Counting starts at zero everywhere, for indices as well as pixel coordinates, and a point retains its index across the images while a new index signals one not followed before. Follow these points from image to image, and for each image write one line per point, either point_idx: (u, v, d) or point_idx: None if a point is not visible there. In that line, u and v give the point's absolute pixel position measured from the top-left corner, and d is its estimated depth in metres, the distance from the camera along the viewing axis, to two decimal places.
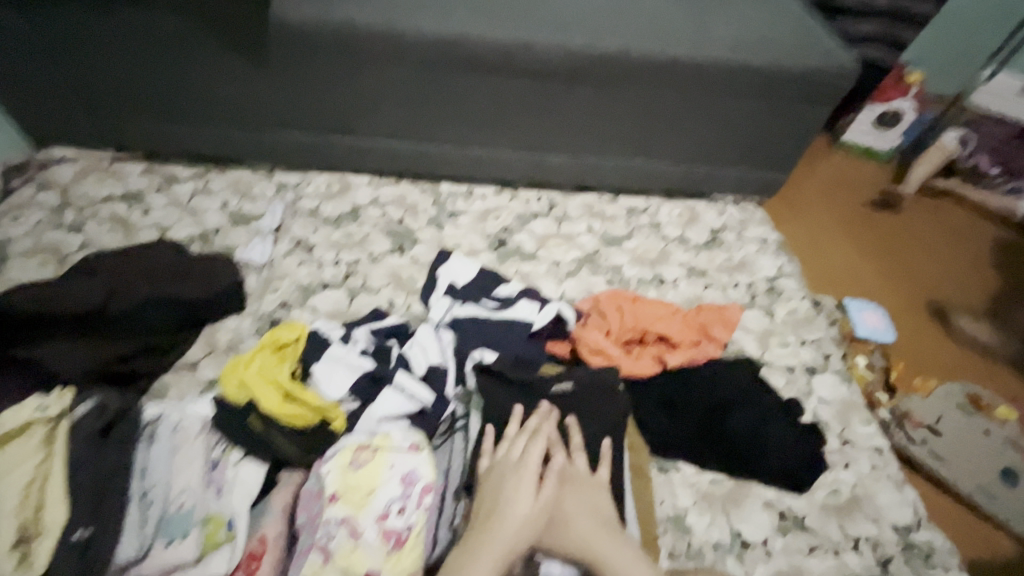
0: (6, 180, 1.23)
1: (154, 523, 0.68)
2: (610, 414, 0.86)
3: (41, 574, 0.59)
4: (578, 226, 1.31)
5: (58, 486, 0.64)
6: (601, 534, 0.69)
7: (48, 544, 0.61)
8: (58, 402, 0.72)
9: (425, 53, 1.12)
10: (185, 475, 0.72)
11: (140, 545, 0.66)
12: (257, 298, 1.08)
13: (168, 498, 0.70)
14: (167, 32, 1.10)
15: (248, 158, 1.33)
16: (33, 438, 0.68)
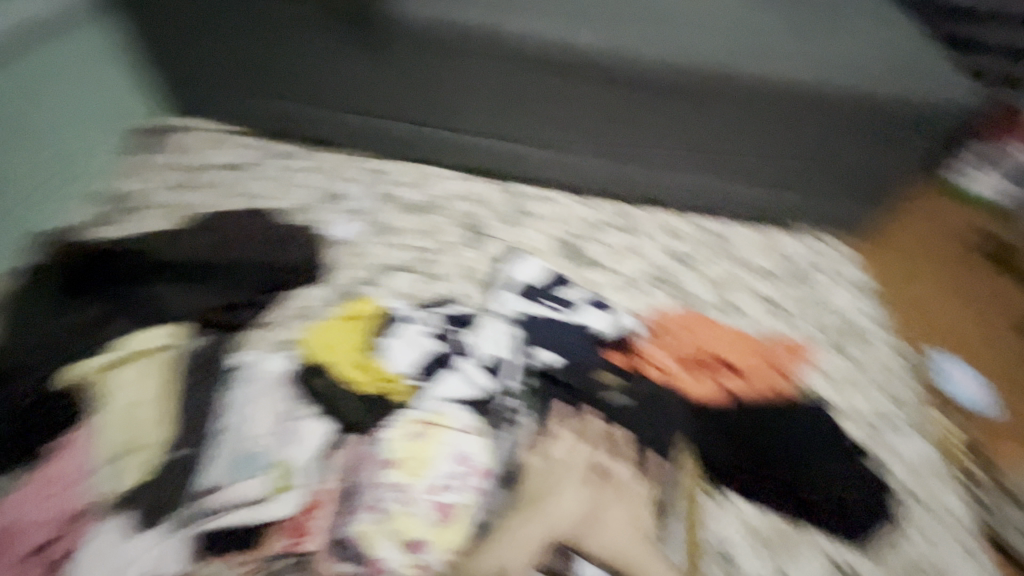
0: (127, 141, 1.31)
1: (236, 459, 0.75)
2: (666, 433, 0.87)
3: (150, 476, 0.74)
4: (652, 242, 1.28)
5: (163, 407, 0.78)
6: (630, 543, 0.75)
7: (154, 453, 0.75)
8: (170, 336, 0.86)
9: (528, 54, 1.09)
10: (265, 421, 0.79)
11: (224, 476, 0.74)
12: (336, 272, 1.12)
13: (247, 438, 0.77)
14: (285, 16, 1.11)
15: (339, 140, 1.35)
16: (150, 364, 0.83)
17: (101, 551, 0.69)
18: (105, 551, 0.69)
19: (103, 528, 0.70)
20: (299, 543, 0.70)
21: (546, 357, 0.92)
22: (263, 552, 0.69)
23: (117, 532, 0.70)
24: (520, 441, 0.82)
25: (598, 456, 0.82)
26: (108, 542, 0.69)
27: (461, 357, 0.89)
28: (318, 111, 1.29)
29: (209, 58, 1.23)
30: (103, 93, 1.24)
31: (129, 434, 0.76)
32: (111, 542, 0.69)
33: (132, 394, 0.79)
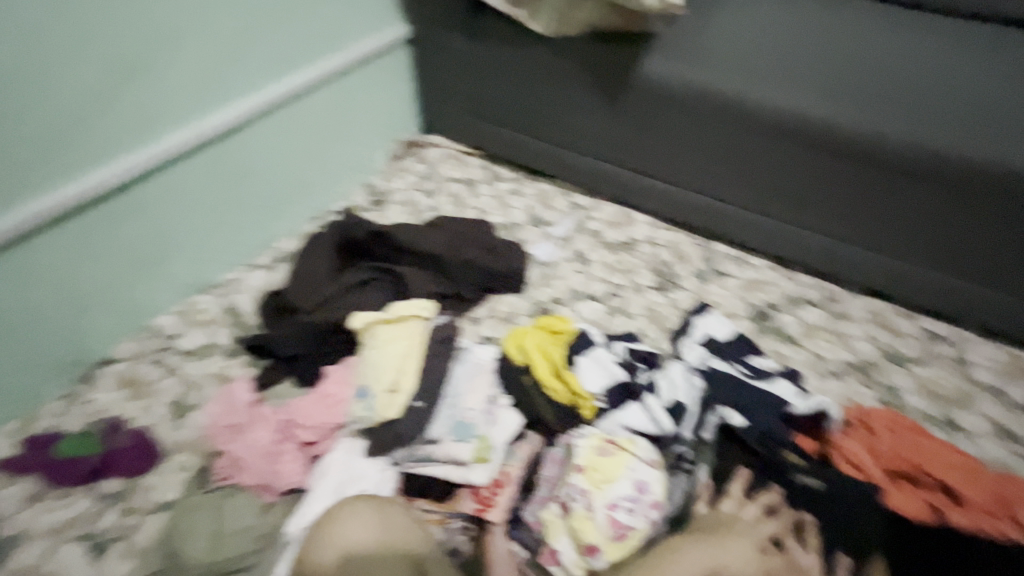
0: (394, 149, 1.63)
1: (448, 422, 0.87)
2: (858, 535, 0.80)
3: (394, 417, 0.89)
4: (856, 329, 1.20)
5: (415, 367, 0.93)
6: None
7: (402, 400, 0.90)
8: (428, 309, 1.01)
9: (765, 124, 1.16)
10: (474, 398, 0.91)
11: (438, 433, 0.87)
12: (536, 287, 1.26)
13: (460, 407, 0.89)
14: (552, 70, 1.35)
15: (556, 174, 1.53)
16: (410, 327, 0.98)
17: (340, 459, 0.85)
18: (342, 460, 0.85)
19: (347, 443, 0.87)
20: (484, 510, 0.80)
21: (731, 416, 0.89)
22: (454, 508, 0.81)
23: (355, 448, 0.87)
24: (688, 488, 0.84)
25: (779, 531, 0.79)
26: (347, 454, 0.86)
27: (646, 392, 0.93)
28: (550, 147, 1.48)
29: (478, 94, 1.50)
30: (392, 110, 1.58)
31: (387, 379, 0.91)
32: (349, 455, 0.86)
33: (394, 347, 0.95)
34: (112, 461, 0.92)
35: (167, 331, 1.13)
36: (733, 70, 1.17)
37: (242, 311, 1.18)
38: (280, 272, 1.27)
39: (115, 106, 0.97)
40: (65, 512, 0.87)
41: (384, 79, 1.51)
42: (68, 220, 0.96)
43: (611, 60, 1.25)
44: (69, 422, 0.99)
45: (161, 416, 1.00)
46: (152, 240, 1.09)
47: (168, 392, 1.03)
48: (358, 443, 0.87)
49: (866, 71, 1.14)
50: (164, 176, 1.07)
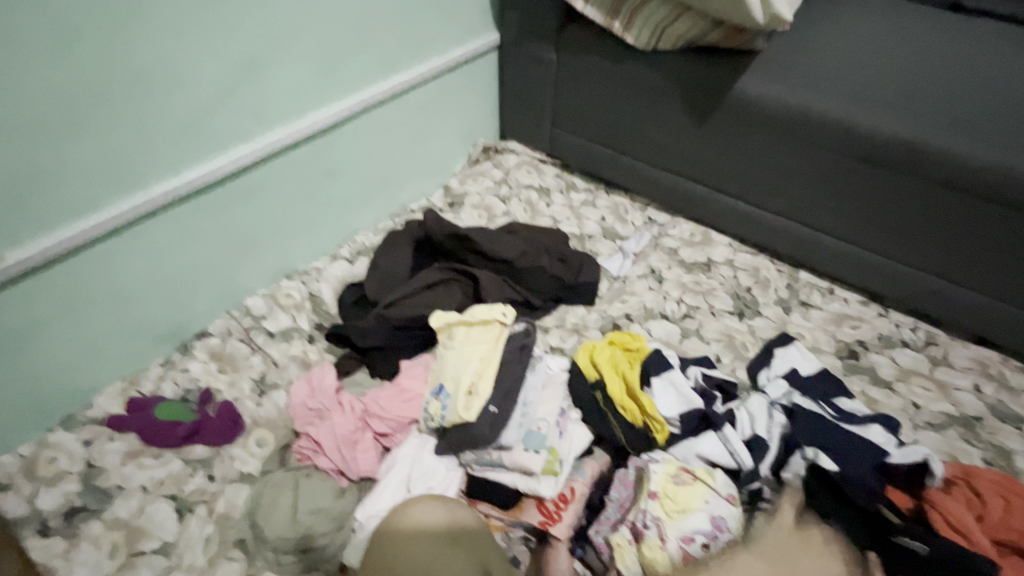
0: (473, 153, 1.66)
1: (521, 430, 0.85)
2: None
3: (470, 420, 0.85)
4: (959, 378, 1.10)
5: (493, 371, 0.90)
6: None
7: (478, 403, 0.86)
8: (510, 315, 0.97)
9: (872, 150, 1.09)
10: (546, 409, 0.89)
11: (511, 441, 0.84)
12: (607, 301, 1.24)
13: (532, 417, 0.87)
14: (641, 84, 1.33)
15: (633, 189, 1.51)
16: (490, 331, 0.95)
17: (411, 453, 0.88)
18: (412, 455, 0.87)
19: (419, 438, 0.90)
20: (548, 524, 0.79)
21: (819, 455, 0.82)
22: (518, 517, 0.81)
23: (426, 444, 0.89)
24: None
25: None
26: (417, 448, 0.88)
27: (725, 422, 0.88)
28: (630, 161, 1.46)
29: (562, 103, 1.51)
30: (474, 115, 1.61)
31: (465, 380, 0.88)
32: (420, 450, 0.88)
33: (473, 349, 0.92)
34: (201, 429, 0.99)
35: (255, 312, 1.20)
36: (841, 91, 1.11)
37: (323, 299, 1.23)
38: (359, 264, 1.32)
39: (236, 99, 1.04)
40: (158, 472, 0.94)
41: (471, 84, 1.54)
42: (184, 202, 1.04)
43: (707, 76, 1.22)
44: (165, 388, 1.07)
45: (246, 392, 1.06)
46: (251, 225, 1.17)
47: (253, 370, 1.09)
48: (429, 439, 0.89)
49: (992, 100, 1.06)
50: (268, 166, 1.14)
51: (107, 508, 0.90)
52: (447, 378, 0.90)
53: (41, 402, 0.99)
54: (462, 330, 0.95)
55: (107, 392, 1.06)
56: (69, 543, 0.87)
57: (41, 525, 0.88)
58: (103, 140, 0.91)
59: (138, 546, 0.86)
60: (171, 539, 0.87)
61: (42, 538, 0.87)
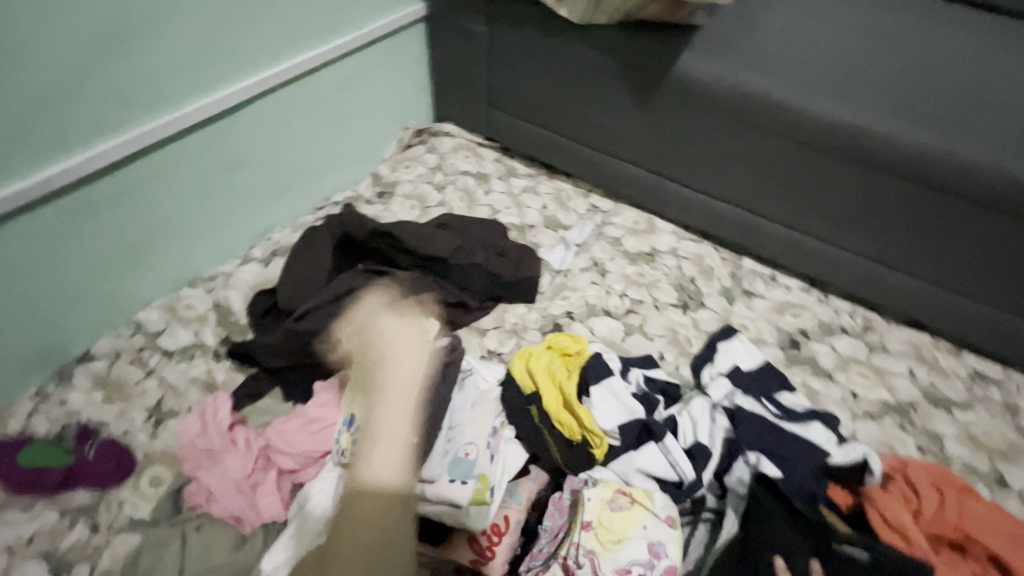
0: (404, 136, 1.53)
1: (447, 458, 0.77)
2: None
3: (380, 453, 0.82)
4: (895, 363, 1.10)
5: None
6: None
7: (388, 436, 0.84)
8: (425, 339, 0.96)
9: (815, 136, 1.05)
10: (475, 431, 0.81)
11: (434, 473, 0.75)
12: (547, 298, 1.17)
13: (459, 443, 0.79)
14: (580, 61, 1.23)
15: (576, 174, 1.43)
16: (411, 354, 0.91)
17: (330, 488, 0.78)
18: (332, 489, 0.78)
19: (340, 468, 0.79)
20: (480, 563, 0.73)
21: (761, 460, 0.80)
22: (445, 554, 0.74)
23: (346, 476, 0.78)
24: (708, 542, 0.77)
25: None
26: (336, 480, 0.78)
27: (667, 431, 0.83)
28: (571, 145, 1.37)
29: (498, 81, 1.39)
30: (403, 94, 1.47)
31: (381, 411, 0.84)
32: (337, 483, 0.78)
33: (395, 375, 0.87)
34: (80, 472, 0.85)
35: (149, 327, 1.05)
36: (784, 72, 1.06)
37: (232, 309, 1.10)
38: (274, 267, 1.18)
39: (97, 81, 0.87)
40: (28, 527, 0.81)
41: (397, 60, 1.40)
42: (43, 205, 0.87)
43: (647, 54, 1.14)
44: (38, 424, 0.92)
45: (138, 423, 0.93)
46: (135, 229, 1.01)
47: (147, 396, 0.96)
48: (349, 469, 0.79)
49: (931, 81, 1.03)
50: (151, 160, 0.98)
51: None
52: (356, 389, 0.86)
53: None
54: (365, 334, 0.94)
55: None
56: None
57: None
58: None
59: None
60: None
61: None
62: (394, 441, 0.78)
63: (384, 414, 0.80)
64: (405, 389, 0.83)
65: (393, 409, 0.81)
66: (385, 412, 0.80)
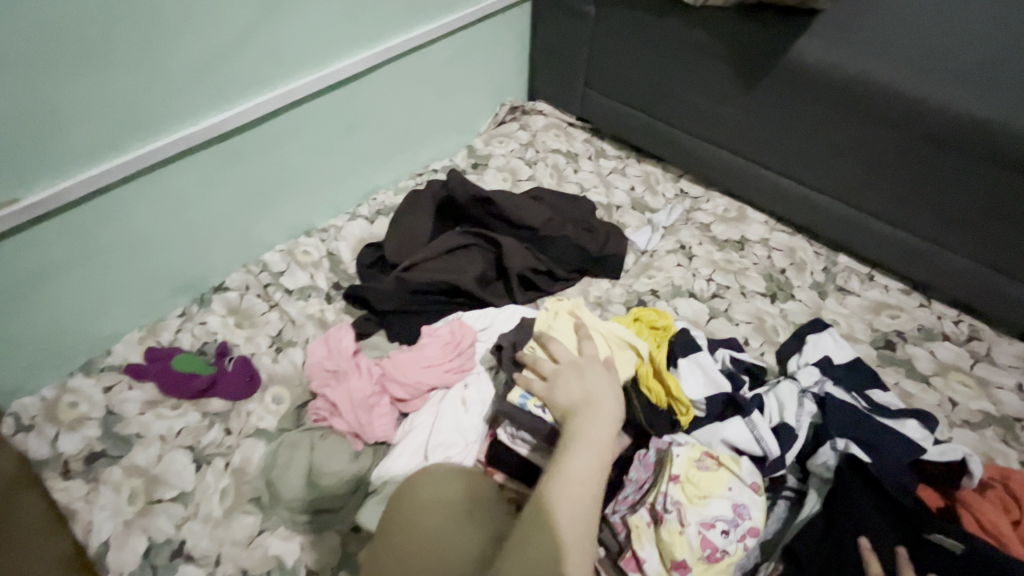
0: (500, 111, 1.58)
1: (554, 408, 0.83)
2: None
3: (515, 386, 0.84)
4: (1001, 376, 1.04)
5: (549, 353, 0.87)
6: None
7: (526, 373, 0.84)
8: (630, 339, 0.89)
9: (937, 129, 1.00)
10: None
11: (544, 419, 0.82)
12: (632, 276, 1.20)
13: None
14: (687, 44, 1.23)
15: (667, 158, 1.43)
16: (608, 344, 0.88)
17: (439, 415, 0.87)
18: (440, 416, 0.87)
19: (448, 400, 0.89)
20: None
21: (851, 447, 0.80)
22: None
23: (453, 407, 0.88)
24: (787, 519, 0.80)
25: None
26: (446, 409, 0.88)
27: (755, 409, 0.85)
28: (667, 128, 1.37)
29: (600, 61, 1.41)
30: (503, 70, 1.53)
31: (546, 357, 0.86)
32: (445, 412, 0.87)
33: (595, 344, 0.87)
34: (218, 383, 0.99)
35: (273, 267, 1.18)
36: (912, 59, 1.01)
37: (342, 259, 1.21)
38: (378, 224, 1.28)
39: (256, 41, 0.98)
40: (177, 423, 0.95)
41: (502, 37, 1.45)
42: (204, 149, 1.00)
43: (761, 37, 1.12)
44: (183, 340, 1.06)
45: (263, 348, 1.06)
46: (270, 178, 1.13)
47: (271, 326, 1.09)
48: (458, 402, 0.89)
49: None
50: (290, 116, 1.09)
51: (127, 455, 0.91)
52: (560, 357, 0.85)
53: (60, 346, 0.98)
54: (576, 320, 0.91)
55: (126, 340, 1.05)
56: (89, 487, 0.88)
57: (64, 467, 0.90)
58: (119, 78, 0.86)
59: (157, 494, 0.88)
60: (189, 489, 0.88)
61: (65, 480, 0.89)
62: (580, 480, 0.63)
63: (575, 454, 0.65)
64: (588, 449, 0.66)
65: (581, 447, 0.66)
66: (574, 449, 0.66)
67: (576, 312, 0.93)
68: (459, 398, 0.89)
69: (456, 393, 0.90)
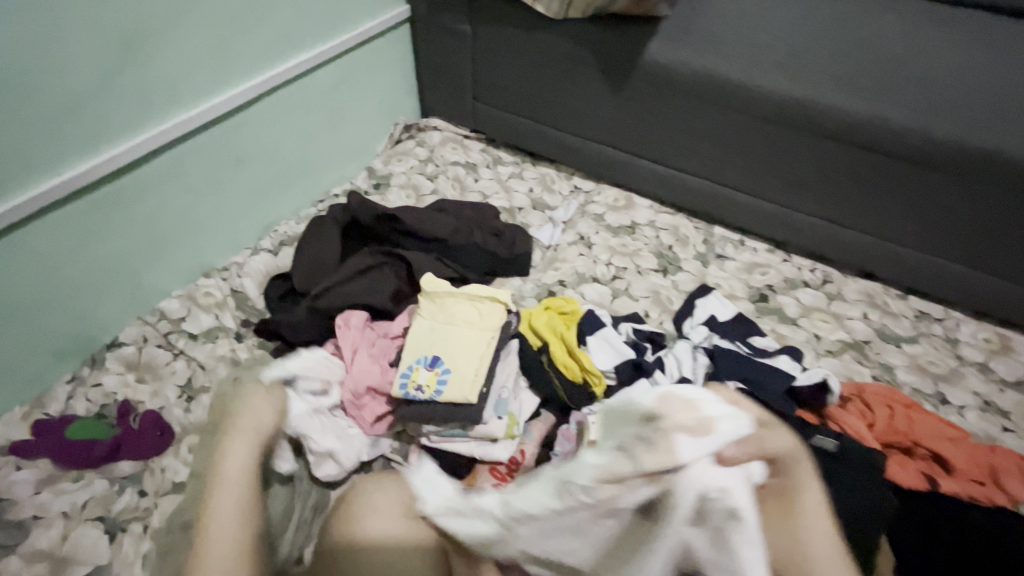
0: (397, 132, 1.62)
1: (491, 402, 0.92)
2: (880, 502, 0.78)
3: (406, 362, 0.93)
4: (851, 309, 1.24)
5: (422, 336, 0.96)
6: (816, 523, 0.67)
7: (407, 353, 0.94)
8: (492, 309, 0.99)
9: (768, 110, 1.18)
10: (505, 374, 0.96)
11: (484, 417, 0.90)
12: (540, 271, 1.28)
13: (494, 386, 0.94)
14: (558, 55, 1.34)
15: (558, 160, 1.54)
16: (470, 314, 0.98)
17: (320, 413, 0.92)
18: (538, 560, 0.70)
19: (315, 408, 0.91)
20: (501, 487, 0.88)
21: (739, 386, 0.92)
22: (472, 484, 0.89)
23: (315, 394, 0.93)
24: None
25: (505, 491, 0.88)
26: (304, 399, 0.91)
27: (656, 369, 0.96)
28: (554, 132, 1.48)
29: (484, 77, 1.50)
30: (393, 91, 1.57)
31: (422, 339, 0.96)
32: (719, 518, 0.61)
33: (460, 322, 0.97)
34: (125, 443, 0.93)
35: (171, 315, 1.13)
36: (738, 55, 1.19)
37: (248, 295, 1.18)
38: (283, 255, 1.27)
39: (117, 82, 0.93)
40: (81, 495, 0.88)
41: (385, 60, 1.49)
42: (72, 201, 0.94)
43: (618, 43, 1.25)
44: (79, 406, 0.99)
45: (173, 400, 1.01)
46: (155, 223, 1.08)
47: (179, 375, 1.04)
48: (634, 499, 0.61)
49: (864, 57, 1.18)
50: (171, 156, 1.06)
51: (24, 541, 0.83)
52: (428, 345, 0.95)
53: None
54: (434, 302, 1.00)
55: (7, 418, 0.96)
56: None
57: None
58: None
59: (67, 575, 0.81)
60: (104, 561, 0.83)
61: None
62: (240, 470, 0.74)
63: (232, 452, 0.76)
64: (246, 439, 0.77)
65: (247, 433, 0.78)
66: (235, 437, 0.77)
67: (434, 295, 1.00)
68: (632, 444, 0.61)
69: (730, 508, 0.60)
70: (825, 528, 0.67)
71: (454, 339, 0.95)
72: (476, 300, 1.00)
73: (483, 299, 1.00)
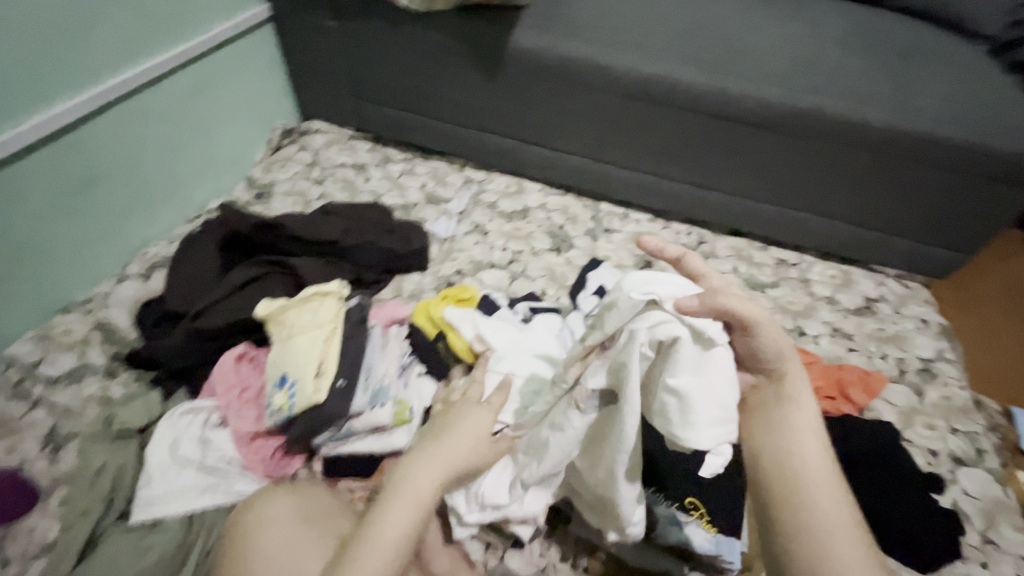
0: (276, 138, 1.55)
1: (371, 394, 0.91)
2: None
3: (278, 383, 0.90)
4: (723, 264, 1.37)
5: (280, 352, 0.93)
6: (800, 442, 0.66)
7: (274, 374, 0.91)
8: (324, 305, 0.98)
9: (629, 89, 1.27)
10: (388, 364, 0.95)
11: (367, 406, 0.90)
12: (438, 263, 1.29)
13: (374, 377, 0.93)
14: (432, 48, 1.35)
15: (448, 152, 1.55)
16: (314, 315, 0.97)
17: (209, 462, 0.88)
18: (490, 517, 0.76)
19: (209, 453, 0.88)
20: None
21: None
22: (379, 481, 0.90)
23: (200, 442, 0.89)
24: None
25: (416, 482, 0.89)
26: None
27: None
28: (440, 125, 1.49)
29: (361, 74, 1.46)
30: (265, 95, 1.49)
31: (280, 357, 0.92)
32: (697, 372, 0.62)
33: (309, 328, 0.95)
34: None
35: (23, 360, 1.01)
36: (597, 39, 1.26)
37: (117, 326, 1.08)
38: (154, 279, 1.17)
39: None
40: None
41: (251, 62, 1.41)
42: None
43: (488, 33, 1.29)
44: None
45: (34, 453, 0.90)
46: None
47: (41, 425, 0.94)
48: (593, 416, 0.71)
49: (706, 36, 1.30)
50: None
51: None
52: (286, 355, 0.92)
53: None
54: (278, 314, 0.97)
55: None
56: None
57: None
58: None
59: None
60: None
61: None
62: (405, 522, 0.64)
63: (414, 484, 0.66)
64: (436, 468, 0.67)
65: (434, 467, 0.67)
66: (422, 467, 0.67)
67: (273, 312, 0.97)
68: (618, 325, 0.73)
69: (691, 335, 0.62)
70: (812, 444, 0.67)
71: (298, 342, 0.92)
72: (307, 300, 0.98)
73: (317, 296, 0.99)
